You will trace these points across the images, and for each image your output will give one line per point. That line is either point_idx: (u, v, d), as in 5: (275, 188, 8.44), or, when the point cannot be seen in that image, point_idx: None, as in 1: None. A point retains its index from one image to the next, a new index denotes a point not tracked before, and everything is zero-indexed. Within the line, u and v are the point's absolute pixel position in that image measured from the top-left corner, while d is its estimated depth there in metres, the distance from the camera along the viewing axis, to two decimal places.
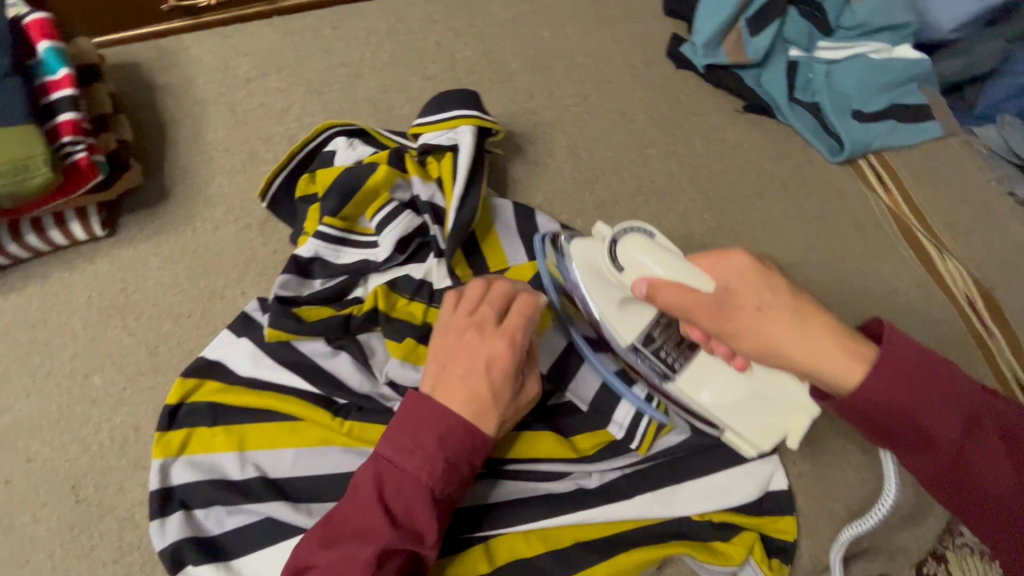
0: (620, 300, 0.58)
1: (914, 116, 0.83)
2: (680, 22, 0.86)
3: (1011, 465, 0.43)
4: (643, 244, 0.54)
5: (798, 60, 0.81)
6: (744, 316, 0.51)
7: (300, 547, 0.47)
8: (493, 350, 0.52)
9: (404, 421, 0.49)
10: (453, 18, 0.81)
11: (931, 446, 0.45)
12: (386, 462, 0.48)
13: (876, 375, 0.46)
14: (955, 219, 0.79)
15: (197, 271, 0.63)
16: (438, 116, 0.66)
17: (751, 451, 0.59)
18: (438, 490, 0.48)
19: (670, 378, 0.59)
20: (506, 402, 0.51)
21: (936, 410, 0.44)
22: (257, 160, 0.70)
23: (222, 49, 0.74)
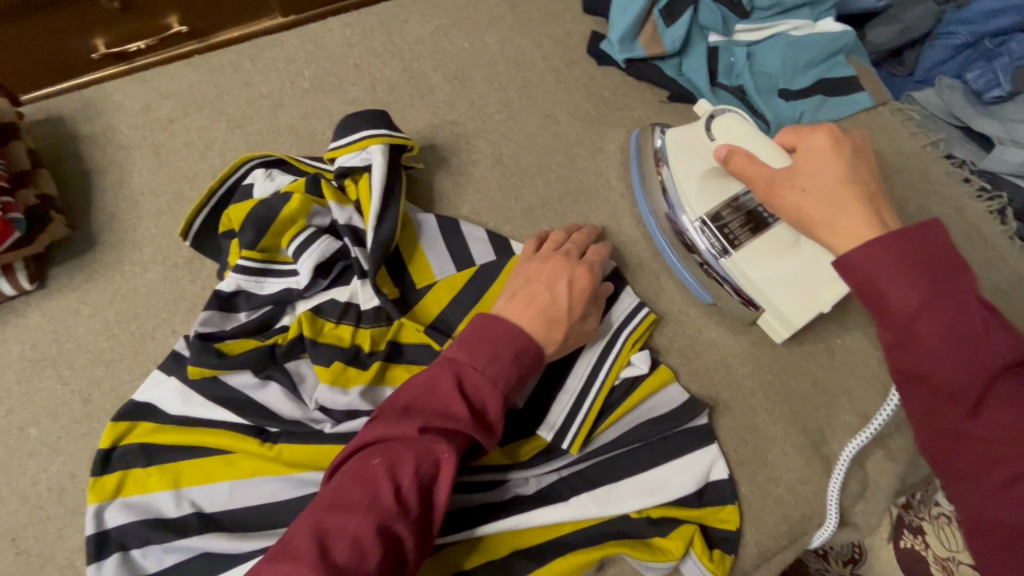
0: (702, 172, 0.66)
1: (843, 88, 0.83)
2: (600, 19, 0.86)
3: (957, 355, 0.39)
4: (737, 122, 0.62)
5: (718, 46, 0.81)
6: (805, 182, 0.53)
7: (371, 426, 0.49)
8: (569, 275, 0.61)
9: (485, 332, 0.54)
10: (371, 38, 0.82)
11: (891, 315, 0.42)
12: (466, 363, 0.52)
13: (890, 244, 0.42)
14: (891, 186, 0.79)
15: (127, 315, 0.64)
16: (349, 138, 0.66)
17: (785, 329, 0.64)
18: (511, 394, 0.53)
19: (728, 253, 0.64)
20: (571, 323, 0.58)
21: (908, 281, 0.41)
22: (182, 200, 0.71)
23: (143, 93, 0.76)
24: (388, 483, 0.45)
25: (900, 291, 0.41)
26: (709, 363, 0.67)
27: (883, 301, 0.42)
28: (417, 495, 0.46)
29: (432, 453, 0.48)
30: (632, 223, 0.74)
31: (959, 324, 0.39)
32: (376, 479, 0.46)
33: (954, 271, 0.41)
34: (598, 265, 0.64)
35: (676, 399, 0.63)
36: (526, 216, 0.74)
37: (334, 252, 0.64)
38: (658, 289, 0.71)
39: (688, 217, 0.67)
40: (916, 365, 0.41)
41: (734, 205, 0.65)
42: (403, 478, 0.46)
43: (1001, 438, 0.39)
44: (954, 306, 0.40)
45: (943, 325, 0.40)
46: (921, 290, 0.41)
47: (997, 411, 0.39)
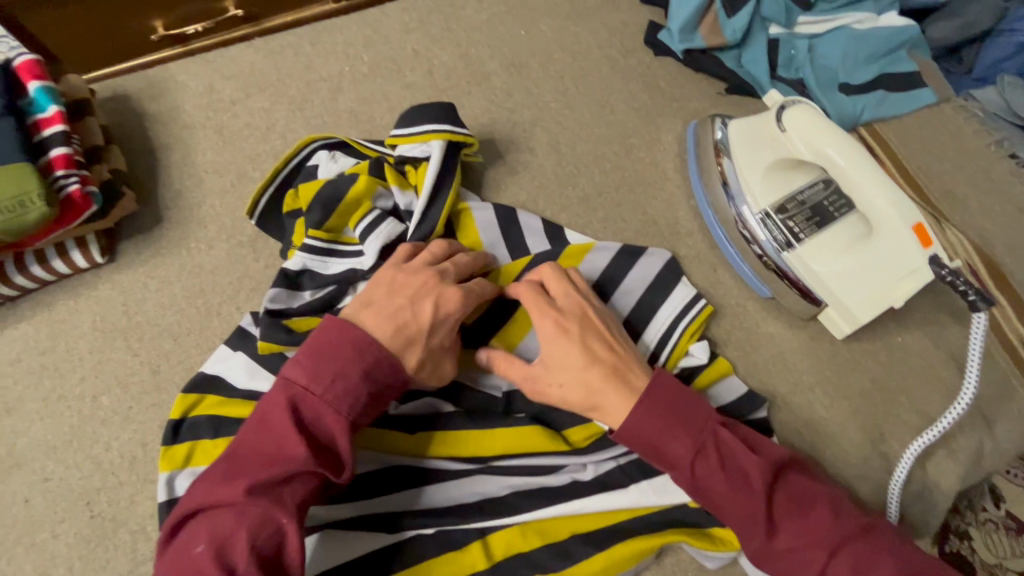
0: (768, 165, 0.66)
1: (905, 84, 0.81)
2: (657, 10, 0.86)
3: (737, 489, 0.51)
4: (811, 114, 0.62)
5: (779, 38, 0.80)
6: (566, 364, 0.55)
7: (197, 490, 0.47)
8: (437, 295, 0.57)
9: (320, 362, 0.51)
10: (428, 24, 0.83)
11: (679, 472, 0.52)
12: (304, 391, 0.50)
13: (642, 409, 0.53)
14: (951, 184, 0.78)
15: (193, 290, 0.66)
16: (411, 128, 0.66)
17: (847, 326, 0.63)
18: (356, 419, 0.51)
19: (791, 247, 0.64)
20: (427, 344, 0.55)
21: (677, 438, 0.52)
22: (245, 179, 0.72)
23: (206, 73, 0.77)
24: (216, 563, 0.44)
25: (677, 448, 0.52)
26: (768, 356, 0.67)
27: (667, 460, 0.53)
28: (256, 563, 0.44)
29: (268, 514, 0.46)
30: (689, 214, 0.73)
31: (728, 463, 0.52)
32: (203, 564, 0.44)
33: (696, 408, 0.54)
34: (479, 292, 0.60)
35: (736, 391, 0.63)
36: (583, 205, 0.74)
37: (398, 236, 0.65)
38: (716, 281, 0.70)
39: (750, 209, 0.67)
40: (716, 507, 0.52)
41: (799, 199, 0.65)
42: (237, 551, 0.44)
43: (793, 545, 0.50)
44: (711, 452, 0.52)
45: (713, 470, 0.51)
46: (689, 444, 0.52)
47: (781, 521, 0.51)
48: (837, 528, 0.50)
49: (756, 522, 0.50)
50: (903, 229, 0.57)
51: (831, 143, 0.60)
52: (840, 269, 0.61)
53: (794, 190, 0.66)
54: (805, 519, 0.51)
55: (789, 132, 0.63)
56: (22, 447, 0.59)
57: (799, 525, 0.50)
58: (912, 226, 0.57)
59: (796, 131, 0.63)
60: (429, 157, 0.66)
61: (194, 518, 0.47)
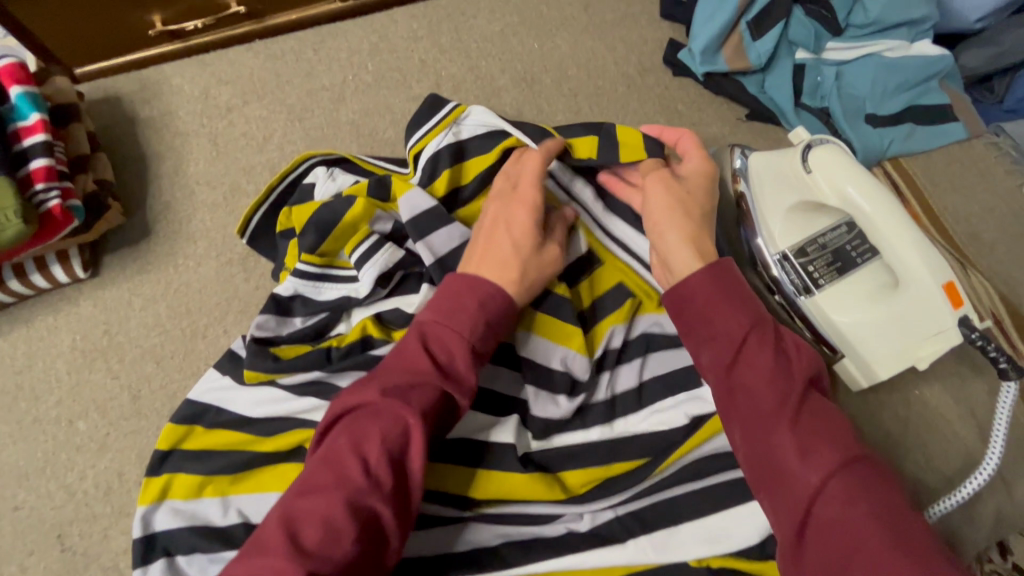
0: (789, 206, 0.62)
1: (934, 118, 0.77)
2: (678, 26, 0.82)
3: (774, 375, 0.47)
4: (838, 153, 0.58)
5: (805, 63, 0.76)
6: (688, 187, 0.59)
7: (338, 399, 0.49)
8: (507, 217, 0.58)
9: (455, 292, 0.53)
10: (437, 33, 0.79)
11: (717, 346, 0.49)
12: (432, 322, 0.51)
13: (704, 273, 0.52)
14: (979, 227, 0.74)
15: (179, 310, 0.63)
16: (427, 128, 0.67)
17: (865, 380, 0.59)
18: (478, 346, 0.51)
19: (810, 293, 0.61)
20: (524, 261, 0.56)
21: (731, 310, 0.50)
22: (238, 193, 0.68)
23: (203, 77, 0.73)
24: (354, 456, 0.45)
25: (725, 321, 0.49)
26: None
27: (709, 330, 0.50)
28: (388, 465, 0.45)
29: (397, 418, 0.47)
30: None
31: (776, 350, 0.48)
32: (343, 456, 0.45)
33: (753, 302, 0.51)
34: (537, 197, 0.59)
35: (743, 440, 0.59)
36: None
37: (395, 263, 0.61)
38: None
39: (768, 250, 0.63)
40: (737, 387, 0.47)
41: (821, 241, 0.60)
42: (370, 449, 0.45)
43: (807, 451, 0.44)
44: (764, 337, 0.48)
45: (762, 351, 0.48)
46: (740, 322, 0.49)
47: (807, 423, 0.45)
48: (858, 451, 0.45)
49: (775, 408, 0.46)
50: (933, 287, 0.53)
51: (852, 182, 0.57)
52: (862, 323, 0.58)
53: (815, 232, 0.61)
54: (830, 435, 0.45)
55: (813, 172, 0.59)
56: None
57: (819, 435, 0.45)
58: (942, 284, 0.53)
59: (821, 172, 0.59)
60: (466, 136, 0.67)
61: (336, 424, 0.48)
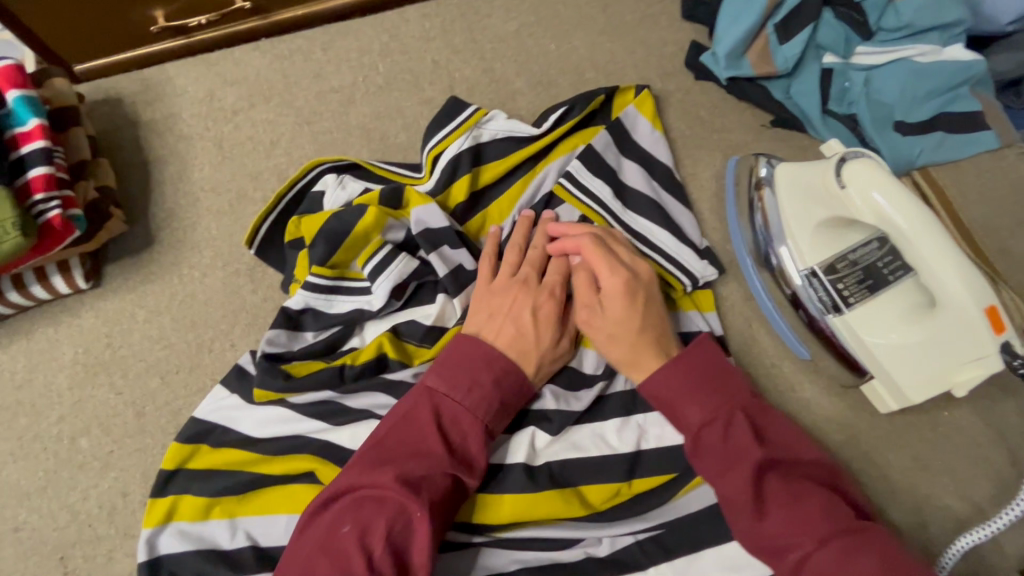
0: (819, 222, 0.60)
1: (966, 125, 0.74)
2: (700, 27, 0.79)
3: (744, 455, 0.48)
4: (871, 168, 0.55)
5: (833, 68, 0.73)
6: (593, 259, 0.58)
7: (340, 477, 0.48)
8: (534, 302, 0.56)
9: (465, 367, 0.52)
10: (450, 33, 0.76)
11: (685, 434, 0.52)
12: (445, 397, 0.51)
13: (662, 373, 0.53)
14: (1010, 241, 0.71)
15: (184, 323, 0.61)
16: (445, 131, 0.64)
17: (897, 403, 0.58)
18: (489, 429, 0.51)
19: (839, 312, 0.59)
20: (541, 354, 0.55)
21: (694, 402, 0.52)
22: (245, 200, 0.66)
23: (207, 78, 0.71)
24: (359, 550, 0.43)
25: (690, 414, 0.51)
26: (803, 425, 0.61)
27: (678, 422, 0.52)
28: (392, 557, 0.44)
29: (405, 509, 0.45)
30: (725, 260, 0.67)
31: (742, 433, 0.49)
32: (348, 548, 0.44)
33: (725, 382, 0.52)
34: (559, 284, 0.59)
35: None
36: None
37: (411, 273, 0.58)
38: (751, 337, 0.65)
39: (796, 265, 0.62)
40: (718, 481, 0.49)
41: (851, 258, 0.58)
42: (376, 541, 0.44)
43: (784, 533, 0.46)
44: (727, 418, 0.50)
45: (724, 433, 0.50)
46: (701, 409, 0.51)
47: (774, 506, 0.47)
48: (829, 529, 0.45)
49: (746, 499, 0.47)
50: (975, 312, 0.50)
51: (880, 190, 0.54)
52: (895, 344, 0.56)
53: (845, 247, 0.59)
54: (802, 505, 0.46)
55: (849, 189, 0.56)
56: None
57: (791, 504, 0.46)
58: (983, 309, 0.50)
59: (856, 188, 0.55)
60: (484, 139, 0.65)
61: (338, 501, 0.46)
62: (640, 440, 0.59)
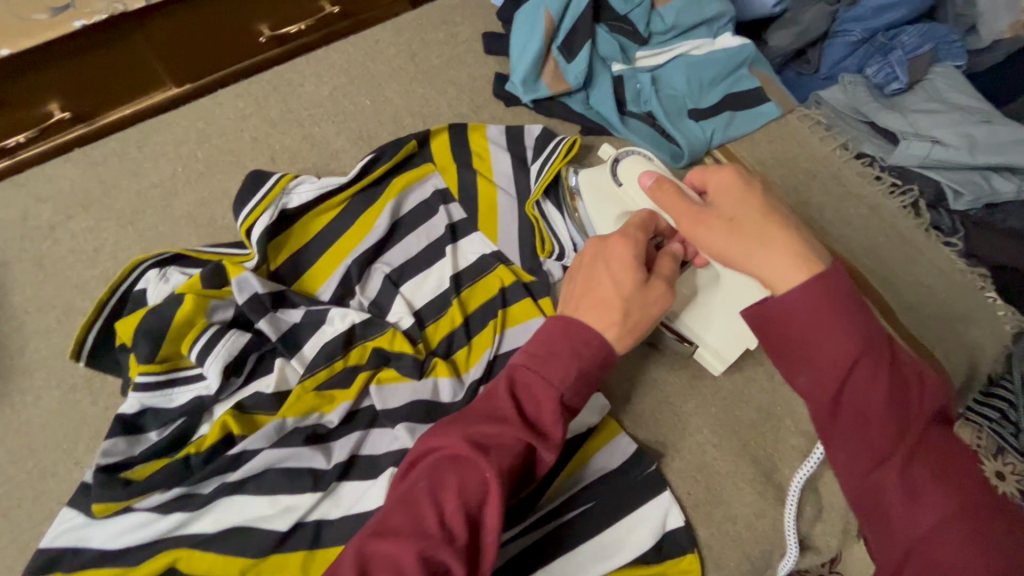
0: (617, 215, 0.66)
1: (750, 101, 0.83)
2: (503, 59, 0.85)
3: (886, 396, 0.41)
4: (641, 164, 0.65)
5: (622, 74, 0.80)
6: (727, 215, 0.51)
7: (421, 439, 0.49)
8: (605, 252, 0.56)
9: (552, 337, 0.52)
10: (265, 108, 0.79)
11: (825, 372, 0.42)
12: (522, 366, 0.51)
13: (802, 295, 0.43)
14: (808, 194, 0.79)
15: (21, 453, 0.59)
16: (251, 204, 0.67)
17: (720, 364, 0.65)
18: (566, 399, 0.50)
19: None
20: (629, 300, 0.53)
21: (844, 334, 0.42)
22: (74, 312, 0.65)
23: (20, 200, 0.70)
24: (432, 502, 0.44)
25: (831, 345, 0.42)
26: (652, 403, 0.66)
27: (806, 360, 0.43)
28: (464, 519, 0.43)
29: (476, 469, 0.45)
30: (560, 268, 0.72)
31: (893, 380, 0.41)
32: (421, 501, 0.44)
33: (873, 319, 0.43)
34: (638, 231, 0.58)
35: (626, 449, 0.62)
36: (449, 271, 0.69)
37: (243, 347, 0.60)
38: None
39: None
40: (855, 416, 0.41)
41: None
42: (448, 496, 0.44)
43: (917, 495, 0.40)
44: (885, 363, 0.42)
45: (880, 383, 0.41)
46: (854, 346, 0.42)
47: (916, 462, 0.40)
48: (976, 495, 0.40)
49: (885, 443, 0.41)
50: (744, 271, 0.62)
51: None
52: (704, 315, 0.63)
53: None
54: (948, 466, 0.40)
55: (625, 184, 0.65)
56: None
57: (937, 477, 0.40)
58: None
59: (630, 182, 0.65)
60: (296, 201, 0.68)
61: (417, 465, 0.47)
62: None
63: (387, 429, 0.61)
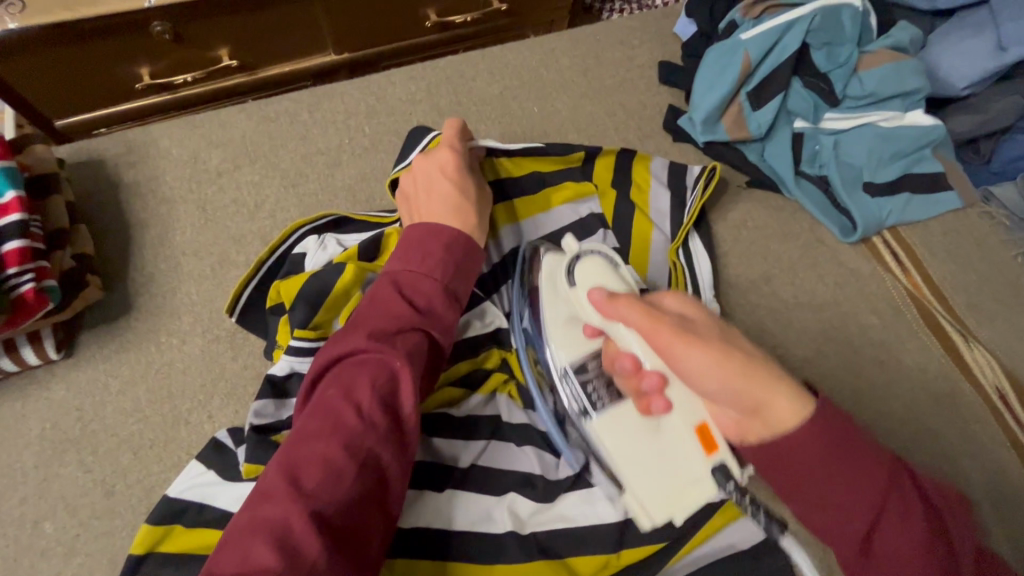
0: (568, 316, 0.60)
1: (930, 185, 0.76)
2: (677, 92, 0.82)
3: (917, 522, 0.41)
4: (600, 268, 0.59)
5: (803, 132, 0.77)
6: (702, 338, 0.47)
7: (318, 355, 0.49)
8: (441, 164, 0.62)
9: (416, 240, 0.56)
10: (436, 96, 0.78)
11: (850, 517, 0.42)
12: (401, 271, 0.54)
13: (804, 430, 0.43)
14: (981, 296, 0.73)
15: (159, 394, 0.59)
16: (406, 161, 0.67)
17: (647, 523, 0.54)
18: (450, 287, 0.55)
19: (589, 414, 0.57)
20: (472, 202, 0.61)
21: (848, 478, 0.42)
22: (227, 264, 0.65)
23: (192, 140, 0.71)
24: (348, 401, 0.44)
25: (842, 489, 0.42)
26: None
27: (819, 503, 0.43)
28: (381, 405, 0.45)
29: (383, 360, 0.47)
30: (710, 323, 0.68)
31: (910, 513, 0.41)
32: (334, 404, 0.44)
33: (864, 452, 0.42)
34: (462, 147, 0.64)
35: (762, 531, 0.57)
36: None
37: None
38: None
39: (554, 362, 0.60)
40: (891, 550, 0.41)
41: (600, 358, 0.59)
42: (361, 393, 0.45)
43: None
44: (905, 490, 0.41)
45: (903, 515, 0.41)
46: (859, 494, 0.42)
47: (949, 570, 0.41)
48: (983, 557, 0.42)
49: (933, 572, 0.41)
50: (686, 432, 0.54)
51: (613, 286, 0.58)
52: (630, 457, 0.55)
53: (592, 347, 0.60)
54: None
55: (579, 287, 0.59)
56: None
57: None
58: (693, 428, 0.54)
59: (581, 286, 0.58)
60: None
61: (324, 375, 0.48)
62: None
63: (511, 445, 0.61)
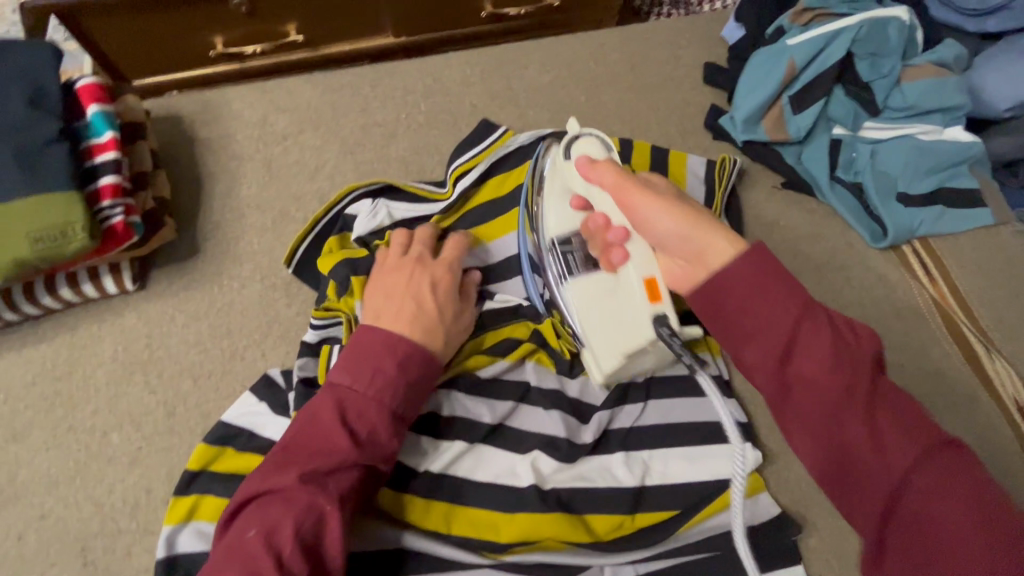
0: (559, 198, 0.65)
1: (964, 201, 0.78)
2: (720, 93, 0.85)
3: (832, 353, 0.43)
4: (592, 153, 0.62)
5: (841, 139, 0.79)
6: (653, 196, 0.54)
7: (247, 482, 0.48)
8: (432, 276, 0.61)
9: (369, 355, 0.54)
10: (489, 80, 0.82)
11: (766, 339, 0.44)
12: (347, 390, 0.52)
13: (739, 261, 0.46)
14: (1010, 311, 0.74)
15: (220, 330, 0.64)
16: (472, 151, 0.72)
17: (598, 373, 0.62)
18: (398, 411, 0.52)
19: (567, 280, 0.62)
20: (445, 323, 0.59)
21: (773, 301, 0.45)
22: (287, 219, 0.70)
23: (262, 104, 0.76)
24: (267, 551, 0.44)
25: (768, 310, 0.45)
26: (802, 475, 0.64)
27: (740, 330, 0.46)
28: (301, 554, 0.45)
29: (309, 504, 0.46)
30: None
31: (833, 344, 0.43)
32: (254, 551, 0.44)
33: (790, 285, 0.45)
34: (456, 260, 0.63)
35: (769, 510, 0.61)
36: None
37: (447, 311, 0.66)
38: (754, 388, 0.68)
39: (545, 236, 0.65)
40: (803, 378, 0.44)
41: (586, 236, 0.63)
42: (283, 541, 0.45)
43: (880, 444, 0.41)
44: (823, 323, 0.44)
45: (820, 337, 0.44)
46: (782, 312, 0.44)
47: (870, 411, 0.42)
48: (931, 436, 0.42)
49: (838, 402, 0.42)
50: (634, 281, 0.58)
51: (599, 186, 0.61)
52: (591, 328, 0.61)
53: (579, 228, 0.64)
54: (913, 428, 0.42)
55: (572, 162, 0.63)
56: (23, 478, 0.56)
57: (938, 480, 0.40)
58: (643, 278, 0.57)
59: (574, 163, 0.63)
60: (513, 148, 0.73)
61: (251, 503, 0.47)
62: (646, 476, 0.61)
63: (539, 409, 0.63)
